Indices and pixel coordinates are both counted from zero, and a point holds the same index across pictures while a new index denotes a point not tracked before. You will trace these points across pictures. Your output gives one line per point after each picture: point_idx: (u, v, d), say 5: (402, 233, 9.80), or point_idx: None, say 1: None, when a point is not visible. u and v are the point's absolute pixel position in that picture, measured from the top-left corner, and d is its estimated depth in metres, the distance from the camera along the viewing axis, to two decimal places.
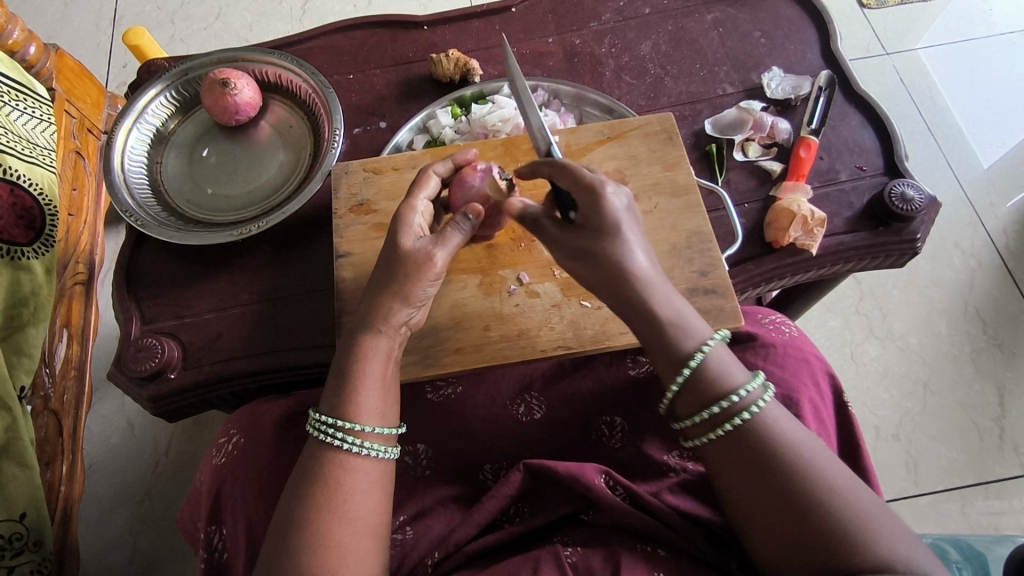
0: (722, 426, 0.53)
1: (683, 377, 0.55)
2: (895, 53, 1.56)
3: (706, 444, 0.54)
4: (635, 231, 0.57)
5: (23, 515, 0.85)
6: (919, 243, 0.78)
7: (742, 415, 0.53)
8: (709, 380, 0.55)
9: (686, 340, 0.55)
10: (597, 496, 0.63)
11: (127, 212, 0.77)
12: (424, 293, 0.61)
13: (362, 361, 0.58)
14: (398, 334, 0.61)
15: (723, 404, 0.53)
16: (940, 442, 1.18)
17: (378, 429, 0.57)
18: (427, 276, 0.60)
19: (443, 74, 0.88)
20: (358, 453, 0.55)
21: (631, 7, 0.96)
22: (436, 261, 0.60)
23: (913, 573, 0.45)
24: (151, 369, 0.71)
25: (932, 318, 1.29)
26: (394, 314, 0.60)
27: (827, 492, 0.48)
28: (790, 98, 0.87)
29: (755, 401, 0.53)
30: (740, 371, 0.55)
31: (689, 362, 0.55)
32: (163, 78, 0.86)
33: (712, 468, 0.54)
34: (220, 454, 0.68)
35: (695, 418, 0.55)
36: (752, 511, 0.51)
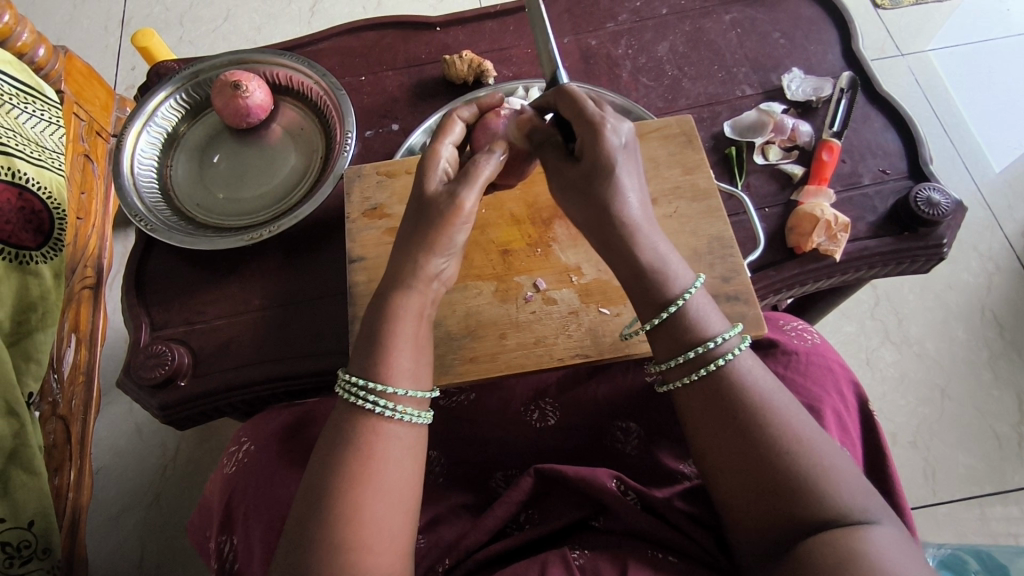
0: (697, 371, 0.56)
1: (661, 320, 0.58)
2: (910, 54, 1.53)
3: (682, 387, 0.57)
4: (630, 169, 0.58)
5: (31, 522, 0.84)
6: (945, 248, 0.76)
7: (717, 361, 0.56)
8: (688, 325, 0.57)
9: (669, 285, 0.58)
10: (606, 498, 0.62)
11: (137, 217, 0.76)
12: (456, 240, 0.58)
13: (393, 322, 0.56)
14: (429, 289, 0.58)
15: (700, 349, 0.56)
16: (958, 449, 1.16)
17: (412, 393, 0.55)
18: (460, 219, 0.57)
19: (457, 76, 0.87)
20: (390, 417, 0.54)
21: (648, 8, 0.94)
22: (465, 202, 0.57)
23: (856, 519, 0.48)
24: (160, 376, 0.69)
25: (949, 323, 1.26)
26: (427, 267, 0.58)
27: (808, 460, 0.51)
28: (811, 99, 0.85)
29: (731, 349, 0.56)
30: (719, 320, 0.58)
31: (667, 307, 0.57)
32: (173, 81, 0.85)
33: (691, 420, 0.56)
34: (231, 463, 0.66)
35: (672, 362, 0.57)
36: (730, 474, 0.53)
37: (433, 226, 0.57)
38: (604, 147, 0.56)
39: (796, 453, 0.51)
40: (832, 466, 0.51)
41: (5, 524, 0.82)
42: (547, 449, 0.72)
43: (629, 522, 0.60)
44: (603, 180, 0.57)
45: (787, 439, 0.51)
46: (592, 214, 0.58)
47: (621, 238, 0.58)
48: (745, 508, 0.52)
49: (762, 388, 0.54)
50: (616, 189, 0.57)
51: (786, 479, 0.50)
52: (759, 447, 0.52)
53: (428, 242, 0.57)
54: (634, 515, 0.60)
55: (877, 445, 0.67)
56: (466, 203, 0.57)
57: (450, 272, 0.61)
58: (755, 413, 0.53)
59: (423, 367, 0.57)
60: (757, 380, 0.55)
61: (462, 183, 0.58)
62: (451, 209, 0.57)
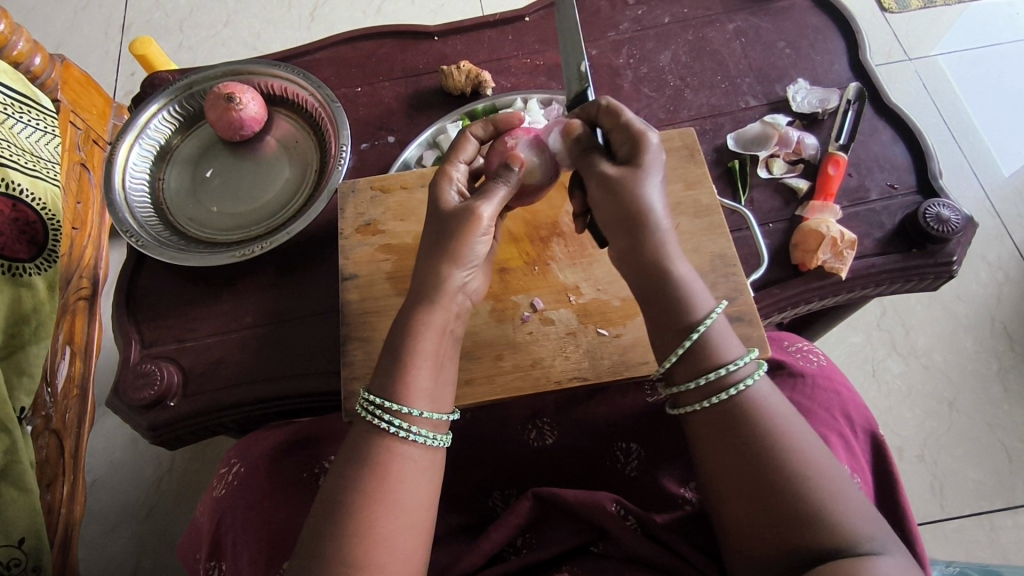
0: (712, 397, 0.54)
1: (683, 347, 0.56)
2: (918, 59, 1.51)
3: (694, 412, 0.55)
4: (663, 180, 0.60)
5: (22, 540, 0.83)
6: (955, 266, 0.74)
7: (734, 388, 0.54)
8: (705, 350, 0.55)
9: (693, 307, 0.57)
10: (606, 522, 0.59)
11: (127, 232, 0.75)
12: (476, 250, 0.57)
13: (417, 337, 0.54)
14: (453, 304, 0.57)
15: (714, 374, 0.54)
16: (967, 463, 1.13)
17: (430, 415, 0.53)
18: (477, 229, 0.56)
19: (454, 87, 0.85)
20: (404, 437, 0.52)
21: (650, 16, 0.92)
22: (483, 213, 0.57)
23: (863, 546, 0.47)
24: (150, 397, 0.68)
25: (957, 334, 1.24)
26: (449, 280, 0.56)
27: (821, 489, 0.49)
28: (817, 111, 0.83)
29: (748, 376, 0.54)
30: (736, 346, 0.56)
31: (691, 333, 0.56)
32: (165, 93, 0.84)
33: (700, 443, 0.54)
34: (220, 485, 0.65)
35: (688, 385, 0.55)
36: (735, 499, 0.51)
37: (456, 236, 0.56)
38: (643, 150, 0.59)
39: (809, 480, 0.49)
40: (844, 495, 0.49)
41: None
42: (545, 468, 0.70)
43: (625, 544, 0.59)
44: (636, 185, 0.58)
45: (799, 465, 0.50)
46: (620, 220, 0.59)
47: (650, 250, 0.58)
48: (747, 534, 0.50)
49: (775, 412, 0.53)
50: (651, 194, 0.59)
51: (794, 506, 0.48)
52: (769, 471, 0.50)
53: (448, 251, 0.56)
54: (633, 539, 0.58)
55: (885, 472, 0.64)
56: (483, 215, 0.57)
57: (473, 285, 0.60)
58: (767, 436, 0.51)
59: (445, 388, 0.55)
60: (769, 403, 0.53)
61: (479, 196, 0.58)
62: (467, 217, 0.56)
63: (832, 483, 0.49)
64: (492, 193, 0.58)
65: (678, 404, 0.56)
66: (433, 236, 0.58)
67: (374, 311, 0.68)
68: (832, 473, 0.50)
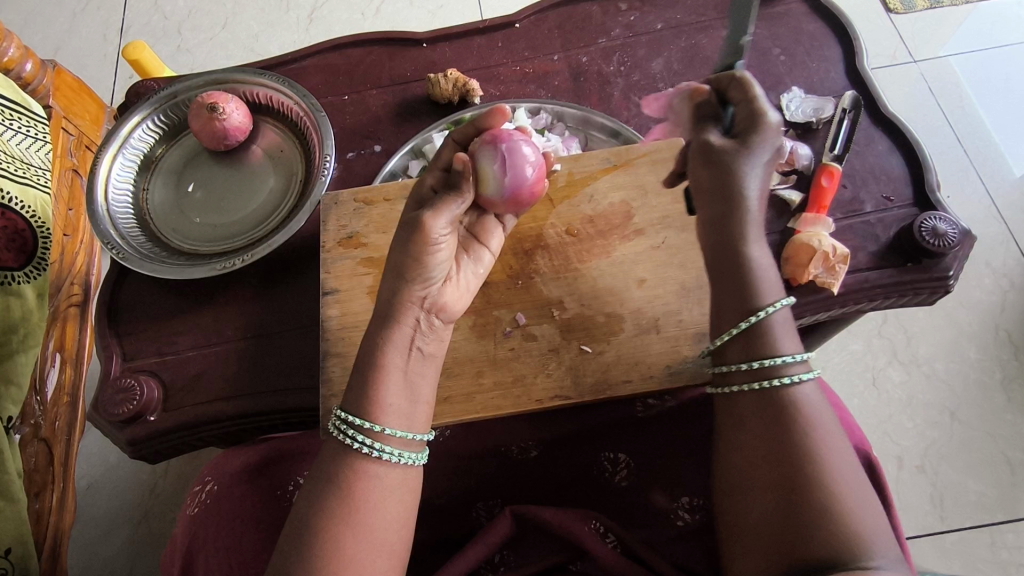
0: (762, 380, 0.54)
1: (743, 325, 0.56)
2: (923, 61, 1.48)
3: (738, 392, 0.55)
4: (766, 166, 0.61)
5: (7, 550, 0.80)
6: (951, 281, 0.72)
7: (784, 378, 0.53)
8: (763, 340, 0.55)
9: (761, 290, 0.58)
10: (583, 540, 0.57)
11: (108, 244, 0.74)
12: (437, 260, 0.55)
13: (380, 351, 0.53)
14: (413, 320, 0.54)
15: (765, 361, 0.54)
16: (968, 475, 1.11)
17: (397, 432, 0.51)
18: (431, 240, 0.54)
19: (441, 95, 0.84)
20: (369, 454, 0.50)
21: (642, 22, 0.91)
22: (434, 224, 0.54)
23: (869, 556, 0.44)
24: (128, 412, 0.67)
25: (960, 343, 1.21)
26: (405, 295, 0.54)
27: (849, 499, 0.47)
28: (811, 120, 0.81)
29: (800, 372, 0.54)
30: (794, 343, 0.55)
31: (753, 315, 0.56)
32: (149, 103, 0.83)
33: (739, 427, 0.53)
34: (193, 504, 0.64)
35: (740, 366, 0.55)
36: (760, 496, 0.49)
37: (409, 246, 0.53)
38: (762, 133, 0.60)
39: (839, 487, 0.47)
40: (871, 509, 0.47)
41: None
42: (527, 483, 0.67)
43: (605, 564, 0.56)
44: (738, 164, 0.60)
45: (833, 471, 0.48)
46: (715, 190, 0.61)
47: (735, 227, 0.60)
48: (759, 531, 0.48)
49: (818, 418, 0.51)
50: (756, 176, 0.60)
51: (817, 508, 0.46)
52: (801, 473, 0.48)
53: (400, 268, 0.54)
54: (613, 558, 0.56)
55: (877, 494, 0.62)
56: (434, 226, 0.54)
57: (444, 298, 0.57)
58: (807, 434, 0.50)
59: (418, 405, 0.53)
60: (817, 410, 0.52)
61: (429, 208, 0.55)
62: (417, 227, 0.54)
63: (860, 496, 0.48)
64: (443, 207, 0.55)
65: (726, 381, 0.57)
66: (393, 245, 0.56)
67: (353, 327, 0.67)
68: (861, 488, 0.48)
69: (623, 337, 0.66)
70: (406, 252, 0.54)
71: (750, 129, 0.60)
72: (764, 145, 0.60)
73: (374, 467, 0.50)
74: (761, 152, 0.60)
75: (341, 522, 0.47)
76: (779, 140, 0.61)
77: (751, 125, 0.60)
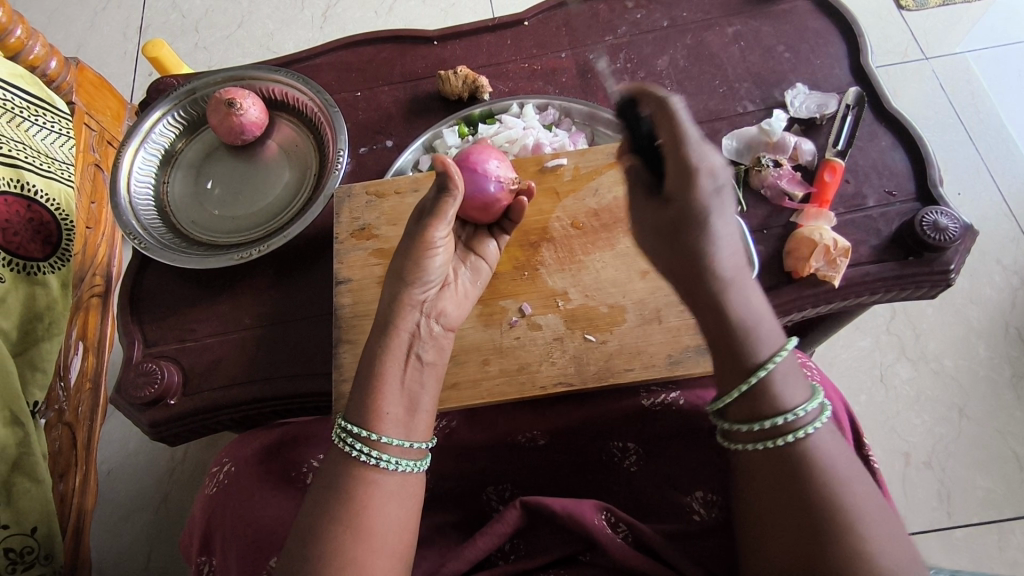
0: (775, 439, 0.50)
1: (746, 385, 0.51)
2: (935, 58, 1.47)
3: (749, 452, 0.51)
4: (721, 216, 0.53)
5: (34, 528, 0.82)
6: (953, 275, 0.73)
7: (801, 432, 0.49)
8: (771, 395, 0.50)
9: (760, 340, 0.52)
10: (593, 535, 0.56)
11: (131, 235, 0.77)
12: (433, 266, 0.58)
13: (378, 360, 0.53)
14: (412, 325, 0.56)
15: (779, 419, 0.49)
16: (975, 471, 1.11)
17: (395, 440, 0.51)
18: (430, 247, 0.58)
19: (451, 91, 0.86)
20: (366, 461, 0.50)
21: (649, 20, 0.92)
22: (433, 233, 0.58)
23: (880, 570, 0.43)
24: (151, 395, 0.70)
25: (969, 340, 1.21)
26: (405, 299, 0.56)
27: (874, 535, 0.45)
28: (815, 116, 0.82)
29: (812, 422, 0.49)
30: (802, 389, 0.51)
31: (755, 372, 0.51)
32: (169, 99, 0.86)
33: (754, 485, 0.50)
34: (212, 484, 0.67)
35: (742, 426, 0.51)
36: (775, 539, 0.47)
37: (410, 252, 0.57)
38: (695, 196, 0.52)
39: (862, 524, 0.45)
40: (897, 544, 0.45)
41: (7, 531, 0.80)
42: (532, 467, 0.66)
43: (614, 556, 0.55)
44: (688, 236, 0.53)
45: (859, 509, 0.46)
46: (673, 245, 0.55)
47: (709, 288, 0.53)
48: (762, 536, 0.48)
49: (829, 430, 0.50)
50: (715, 240, 0.53)
51: (843, 550, 0.44)
52: (820, 515, 0.45)
53: (400, 271, 0.57)
54: (624, 551, 0.55)
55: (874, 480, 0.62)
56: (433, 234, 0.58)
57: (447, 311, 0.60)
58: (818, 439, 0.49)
59: (418, 413, 0.54)
60: (835, 450, 0.49)
61: (429, 216, 0.58)
62: (419, 235, 0.58)
63: (888, 532, 0.45)
64: (441, 213, 0.58)
65: (731, 438, 0.53)
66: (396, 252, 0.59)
67: (364, 315, 0.70)
68: (886, 524, 0.46)
69: (626, 328, 0.68)
70: (405, 259, 0.58)
71: (681, 192, 0.53)
72: (702, 204, 0.52)
73: (373, 473, 0.50)
74: (706, 215, 0.52)
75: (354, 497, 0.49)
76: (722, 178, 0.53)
77: (680, 188, 0.53)
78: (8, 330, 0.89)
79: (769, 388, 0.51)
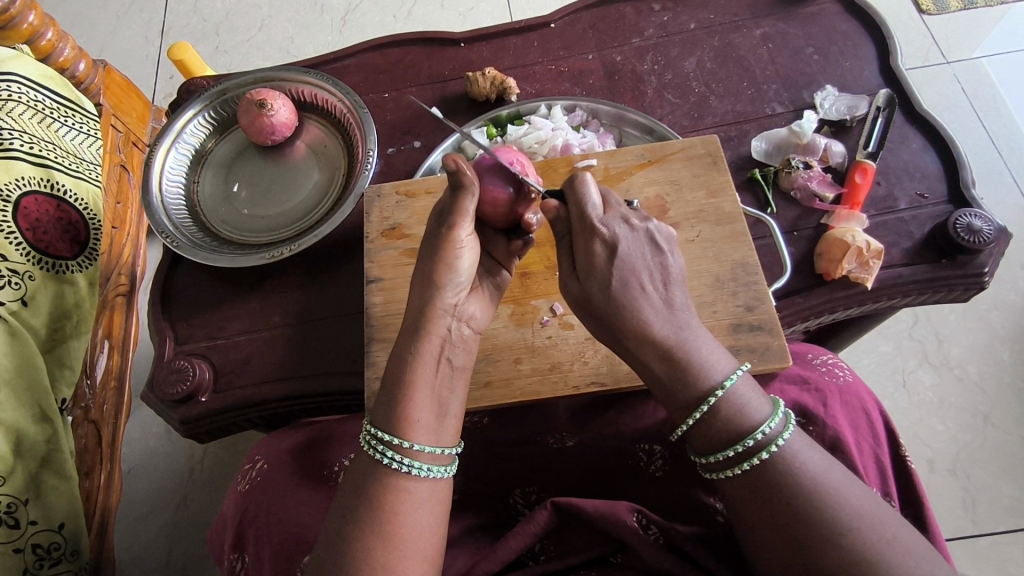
0: (740, 464, 0.50)
1: (694, 420, 0.51)
2: (956, 61, 1.46)
3: (727, 480, 0.51)
4: (633, 279, 0.52)
5: (61, 524, 0.81)
6: (986, 277, 0.72)
7: (762, 453, 0.49)
8: (721, 424, 0.50)
9: (697, 376, 0.51)
10: (624, 535, 0.55)
11: (163, 233, 0.78)
12: (461, 267, 0.55)
13: (409, 365, 0.50)
14: (443, 330, 0.52)
15: (745, 443, 0.50)
16: (1001, 479, 1.08)
17: (427, 448, 0.50)
18: (455, 248, 0.54)
19: (479, 93, 0.87)
20: (397, 469, 0.49)
21: (675, 22, 0.92)
22: (457, 233, 0.55)
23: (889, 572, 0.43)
24: (182, 392, 0.70)
25: (993, 345, 1.19)
26: (435, 303, 0.53)
27: (868, 542, 0.44)
28: (845, 118, 0.82)
29: (775, 439, 0.49)
30: (762, 405, 0.51)
31: (701, 406, 0.51)
32: (200, 99, 0.87)
33: (739, 511, 0.50)
34: (243, 481, 0.67)
35: (715, 455, 0.51)
36: (772, 561, 0.48)
37: (437, 256, 0.54)
38: (597, 264, 0.53)
39: (851, 534, 0.45)
40: (899, 545, 0.45)
41: (36, 526, 0.79)
42: (559, 467, 0.66)
43: (646, 558, 0.54)
44: (596, 302, 0.53)
45: (845, 517, 0.45)
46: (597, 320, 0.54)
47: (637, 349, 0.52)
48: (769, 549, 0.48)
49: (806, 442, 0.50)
50: (625, 308, 0.51)
51: (839, 563, 0.44)
52: (807, 532, 0.46)
53: (430, 274, 0.53)
54: (656, 554, 0.54)
55: (909, 484, 0.61)
56: (458, 233, 0.54)
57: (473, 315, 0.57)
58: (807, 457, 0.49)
59: (446, 419, 0.52)
60: (814, 457, 0.49)
61: (451, 215, 0.55)
62: (443, 236, 0.54)
63: (882, 533, 0.45)
64: (460, 210, 0.55)
65: (705, 470, 0.53)
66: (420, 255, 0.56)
67: (396, 313, 0.70)
68: (878, 525, 0.45)
69: None
70: (434, 262, 0.54)
71: (587, 260, 0.53)
72: (603, 269, 0.52)
73: (403, 481, 0.49)
74: (611, 279, 0.52)
75: (388, 498, 0.48)
76: (630, 246, 0.53)
77: (584, 255, 0.54)
78: (37, 328, 0.88)
79: (719, 415, 0.50)
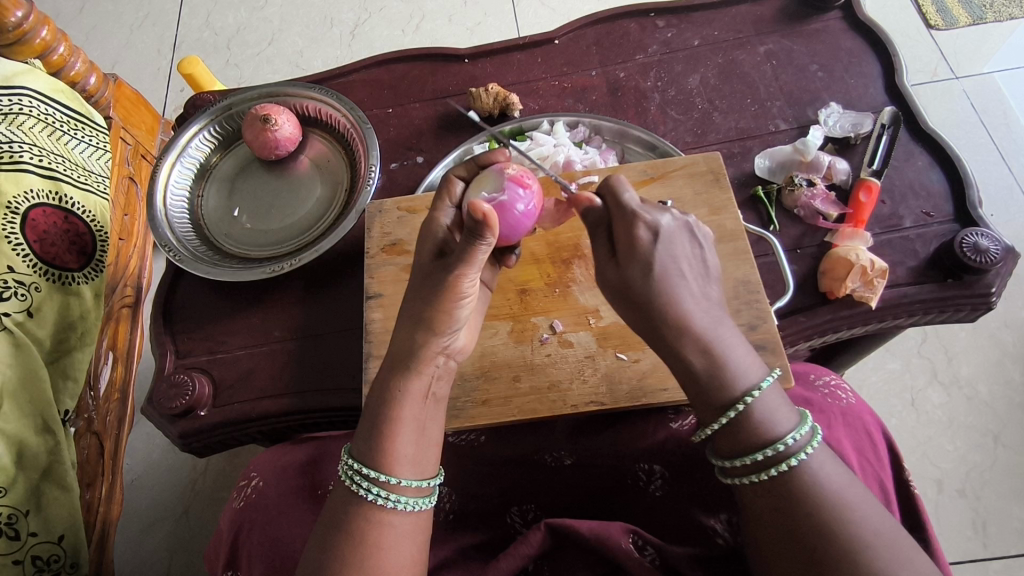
0: (768, 469, 0.49)
1: (727, 419, 0.50)
2: (964, 77, 1.45)
3: (746, 486, 0.50)
4: (682, 268, 0.51)
5: (61, 536, 0.81)
6: (994, 298, 0.71)
7: (790, 460, 0.48)
8: (752, 427, 0.50)
9: (733, 377, 0.50)
10: (621, 560, 0.54)
11: (166, 247, 0.79)
12: (461, 315, 0.53)
13: (394, 404, 0.50)
14: (431, 369, 0.52)
15: (769, 450, 0.49)
16: (1012, 501, 1.06)
17: (413, 482, 0.50)
18: (459, 294, 0.52)
19: (483, 108, 0.87)
20: (383, 505, 0.49)
21: (679, 39, 0.92)
22: (463, 281, 0.51)
23: None
24: (181, 406, 0.70)
25: (1003, 364, 1.17)
26: (427, 348, 0.52)
27: (884, 560, 0.43)
28: (849, 136, 0.82)
29: (804, 447, 0.49)
30: (789, 415, 0.50)
31: (733, 407, 0.50)
32: (206, 114, 0.88)
33: (751, 525, 0.50)
34: (240, 497, 0.67)
35: (737, 461, 0.50)
36: None
37: (431, 301, 0.52)
38: (644, 249, 0.50)
39: (868, 555, 0.44)
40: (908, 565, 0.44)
41: (36, 538, 0.78)
42: (558, 487, 0.65)
43: None
44: (647, 291, 0.50)
45: (864, 537, 0.44)
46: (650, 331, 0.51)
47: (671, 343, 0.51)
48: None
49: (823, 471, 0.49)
50: (670, 293, 0.50)
51: None
52: (823, 548, 0.45)
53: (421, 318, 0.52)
54: None
55: (915, 511, 0.60)
56: (464, 282, 0.51)
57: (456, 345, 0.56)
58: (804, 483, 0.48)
59: (428, 448, 0.52)
60: (833, 478, 0.48)
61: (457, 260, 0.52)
62: (447, 283, 0.51)
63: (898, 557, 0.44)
64: (471, 257, 0.51)
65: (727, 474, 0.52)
66: (408, 295, 0.54)
67: None
68: (895, 546, 0.44)
69: None
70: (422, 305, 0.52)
71: (627, 243, 0.51)
72: (646, 251, 0.50)
73: (386, 515, 0.49)
74: (655, 263, 0.50)
75: (369, 522, 0.48)
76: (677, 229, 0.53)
77: (626, 241, 0.51)
78: (43, 339, 0.88)
79: (746, 420, 0.50)
